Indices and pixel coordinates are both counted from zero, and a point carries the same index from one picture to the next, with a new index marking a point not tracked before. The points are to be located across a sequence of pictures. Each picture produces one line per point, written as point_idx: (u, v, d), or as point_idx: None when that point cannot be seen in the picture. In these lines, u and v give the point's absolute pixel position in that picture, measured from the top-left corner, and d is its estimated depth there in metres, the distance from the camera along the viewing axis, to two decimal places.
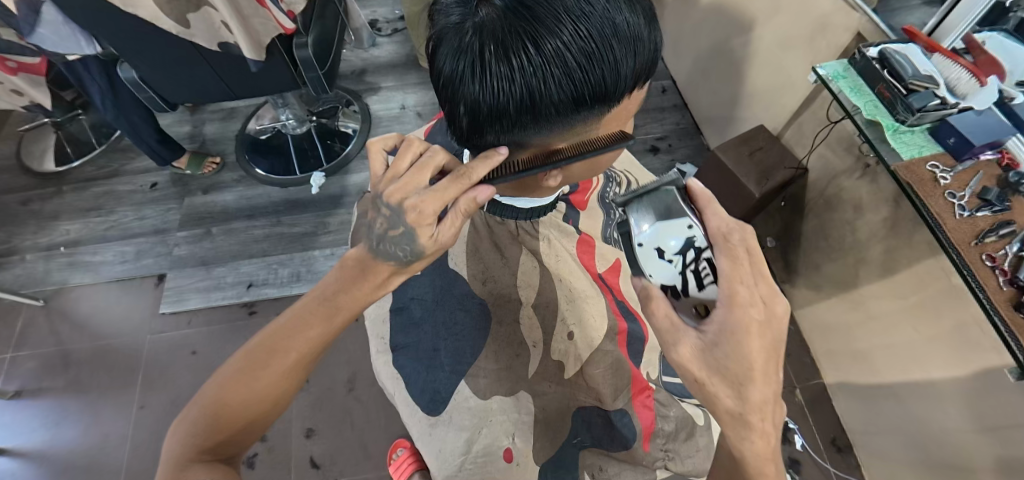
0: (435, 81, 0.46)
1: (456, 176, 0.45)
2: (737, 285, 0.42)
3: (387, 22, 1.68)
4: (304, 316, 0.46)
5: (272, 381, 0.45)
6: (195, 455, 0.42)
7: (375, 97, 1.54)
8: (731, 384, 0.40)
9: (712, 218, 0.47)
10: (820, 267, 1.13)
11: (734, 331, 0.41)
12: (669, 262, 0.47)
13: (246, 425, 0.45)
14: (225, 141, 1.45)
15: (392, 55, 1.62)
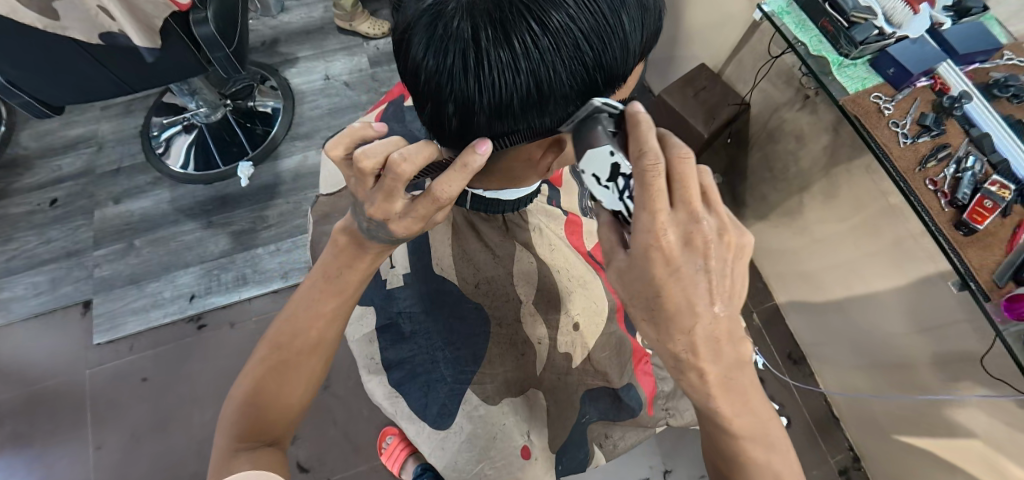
0: (416, 77, 0.40)
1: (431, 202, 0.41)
2: (654, 220, 0.34)
3: None
4: (315, 295, 0.49)
5: (299, 360, 0.48)
6: (235, 444, 0.44)
7: (293, 70, 1.39)
8: (647, 312, 0.38)
9: (635, 141, 0.36)
10: (766, 198, 1.18)
11: (649, 267, 0.35)
12: (604, 189, 0.38)
13: (279, 411, 0.47)
14: (128, 140, 1.27)
15: (305, 19, 1.45)
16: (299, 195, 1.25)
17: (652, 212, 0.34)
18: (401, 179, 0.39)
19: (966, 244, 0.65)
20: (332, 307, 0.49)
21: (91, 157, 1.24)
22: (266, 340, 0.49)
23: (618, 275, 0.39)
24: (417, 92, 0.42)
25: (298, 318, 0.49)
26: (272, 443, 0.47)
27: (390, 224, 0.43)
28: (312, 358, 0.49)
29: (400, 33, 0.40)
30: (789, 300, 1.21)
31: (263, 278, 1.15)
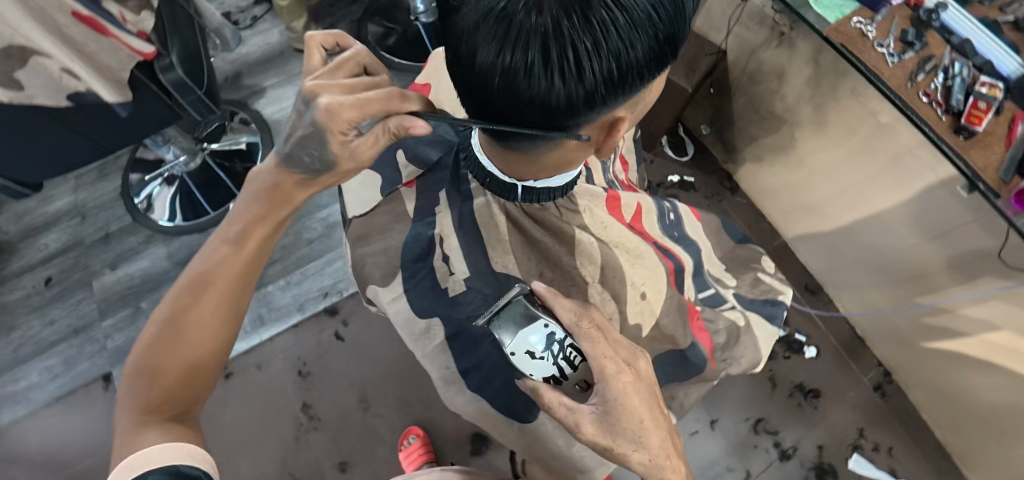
0: (486, 79, 0.39)
1: (390, 97, 0.39)
2: (602, 367, 0.45)
3: (241, 11, 1.44)
4: (209, 259, 0.46)
5: (205, 322, 0.45)
6: (142, 419, 0.41)
7: (263, 101, 1.36)
8: (630, 440, 0.46)
9: (562, 308, 0.48)
10: (757, 140, 1.20)
11: (625, 401, 0.45)
12: (541, 360, 0.46)
13: (189, 381, 0.44)
14: (111, 204, 1.23)
15: (263, 47, 1.41)
16: (299, 225, 1.23)
17: (599, 359, 0.45)
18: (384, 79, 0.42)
19: (966, 147, 0.66)
20: (235, 263, 0.47)
21: (76, 229, 1.20)
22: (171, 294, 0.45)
23: (597, 429, 0.46)
24: (486, 93, 0.41)
25: (199, 278, 0.46)
26: (184, 416, 0.44)
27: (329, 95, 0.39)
28: (223, 318, 0.47)
29: (460, 37, 0.39)
30: (795, 235, 1.24)
31: (280, 313, 1.17)
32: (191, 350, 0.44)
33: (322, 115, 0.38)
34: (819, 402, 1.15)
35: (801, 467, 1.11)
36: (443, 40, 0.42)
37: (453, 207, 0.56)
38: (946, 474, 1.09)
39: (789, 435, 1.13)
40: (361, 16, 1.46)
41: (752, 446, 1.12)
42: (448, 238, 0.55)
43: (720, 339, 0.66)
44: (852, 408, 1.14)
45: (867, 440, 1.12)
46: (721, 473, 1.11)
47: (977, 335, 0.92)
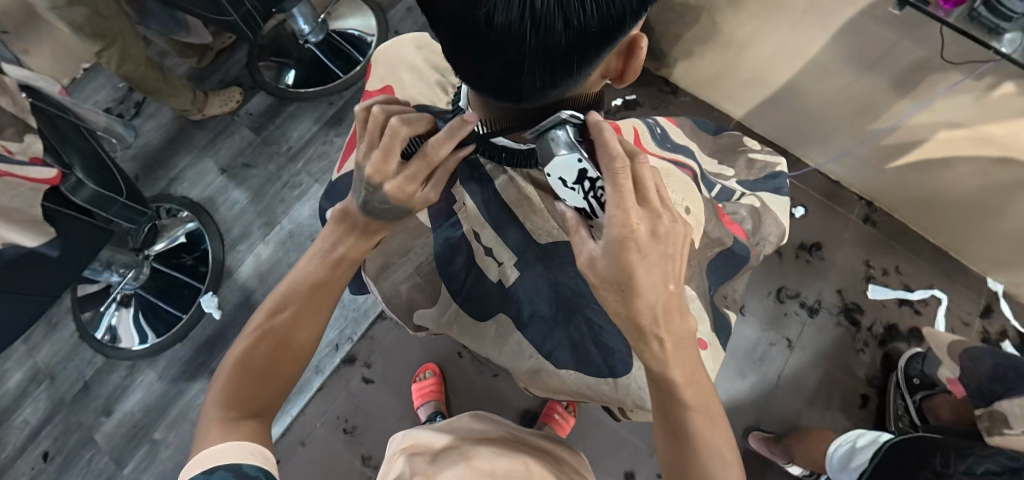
0: (511, 34, 0.35)
1: (426, 166, 0.44)
2: (627, 215, 0.39)
3: (120, 102, 1.30)
4: (308, 278, 0.55)
5: (298, 335, 0.55)
6: (225, 414, 0.51)
7: (185, 184, 1.26)
8: (615, 290, 0.41)
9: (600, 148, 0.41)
10: (682, 36, 1.21)
11: (624, 255, 0.40)
12: (573, 190, 0.45)
13: (265, 383, 0.54)
14: (75, 351, 1.13)
15: (160, 130, 1.29)
16: None
17: (624, 209, 0.39)
18: (399, 137, 0.43)
19: None
20: (324, 285, 0.56)
21: (50, 391, 1.10)
22: (274, 298, 0.56)
23: (591, 268, 0.42)
24: (511, 54, 0.37)
25: (299, 293, 0.55)
26: (259, 414, 0.53)
27: (389, 183, 0.45)
28: (311, 332, 0.56)
29: (466, 2, 0.34)
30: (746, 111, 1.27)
31: (301, 385, 1.12)
32: (281, 358, 0.54)
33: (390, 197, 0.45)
34: (823, 252, 1.22)
35: (831, 316, 1.18)
36: (441, 18, 0.38)
37: (474, 198, 0.60)
38: (951, 271, 1.18)
39: (810, 293, 1.19)
40: (248, 59, 1.36)
41: (783, 315, 1.18)
42: (484, 231, 0.60)
43: (748, 226, 0.67)
44: (854, 247, 1.22)
45: (875, 268, 1.20)
46: (766, 351, 1.16)
47: (923, 139, 0.98)
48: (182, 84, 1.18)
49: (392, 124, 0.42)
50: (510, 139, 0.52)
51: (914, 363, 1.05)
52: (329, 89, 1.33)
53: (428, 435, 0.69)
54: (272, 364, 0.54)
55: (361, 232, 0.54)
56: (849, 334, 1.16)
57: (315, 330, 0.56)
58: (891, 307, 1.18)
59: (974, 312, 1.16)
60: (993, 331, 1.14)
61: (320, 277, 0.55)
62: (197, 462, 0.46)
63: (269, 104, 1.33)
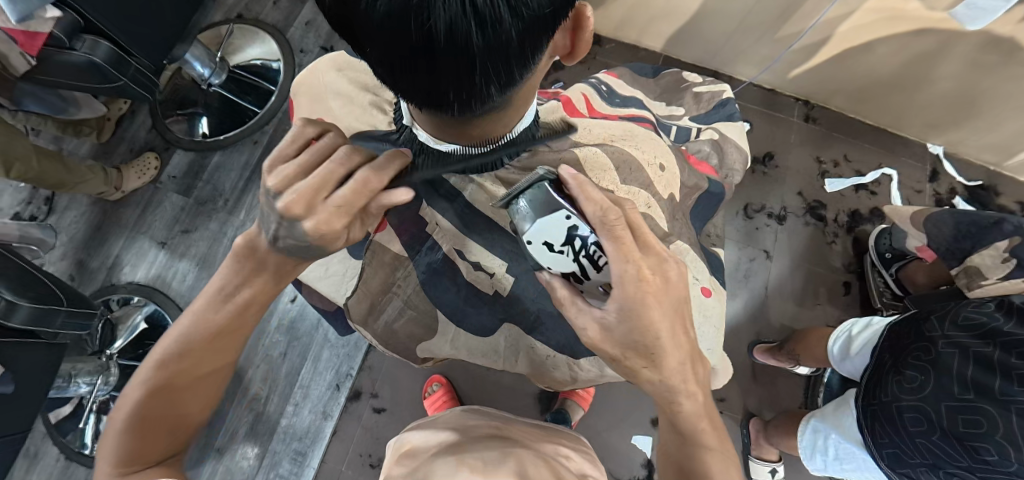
0: (460, 35, 0.34)
1: (361, 188, 0.43)
2: (635, 266, 0.43)
3: (28, 202, 1.19)
4: (203, 327, 0.52)
5: (200, 380, 0.53)
6: (122, 464, 0.49)
7: (128, 269, 1.17)
8: (637, 353, 0.46)
9: (588, 205, 0.43)
10: None
11: (638, 312, 0.43)
12: (561, 253, 0.46)
13: (168, 434, 0.52)
14: (66, 475, 1.05)
15: (79, 219, 1.19)
16: (265, 347, 1.12)
17: (629, 260, 0.43)
18: (331, 167, 0.43)
19: None
20: (227, 332, 0.53)
21: None
22: (166, 343, 0.52)
23: (604, 330, 0.46)
24: (463, 56, 0.35)
25: (196, 338, 0.51)
26: (161, 461, 0.52)
27: (309, 222, 0.44)
28: (216, 373, 0.54)
29: (407, 13, 0.33)
30: (669, 46, 1.26)
31: (313, 435, 1.09)
32: (187, 406, 0.53)
33: None
34: (775, 161, 1.25)
35: (798, 218, 1.22)
36: (379, 38, 0.36)
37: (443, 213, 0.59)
38: (893, 147, 1.25)
39: (774, 202, 1.23)
40: (152, 120, 1.26)
41: (754, 229, 1.21)
42: (468, 243, 0.60)
43: (714, 161, 0.67)
44: (803, 147, 1.26)
45: (827, 162, 1.25)
46: (748, 267, 1.19)
47: (828, 37, 1.01)
48: (86, 168, 1.08)
49: (329, 155, 0.43)
50: (460, 144, 0.51)
51: (883, 240, 1.10)
52: (248, 129, 1.25)
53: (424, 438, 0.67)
54: (175, 413, 0.52)
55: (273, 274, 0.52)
56: (818, 230, 1.21)
57: (218, 372, 0.54)
58: (850, 195, 1.23)
59: (923, 179, 1.23)
60: (943, 191, 1.22)
61: (222, 325, 0.52)
62: None
63: (191, 161, 1.24)
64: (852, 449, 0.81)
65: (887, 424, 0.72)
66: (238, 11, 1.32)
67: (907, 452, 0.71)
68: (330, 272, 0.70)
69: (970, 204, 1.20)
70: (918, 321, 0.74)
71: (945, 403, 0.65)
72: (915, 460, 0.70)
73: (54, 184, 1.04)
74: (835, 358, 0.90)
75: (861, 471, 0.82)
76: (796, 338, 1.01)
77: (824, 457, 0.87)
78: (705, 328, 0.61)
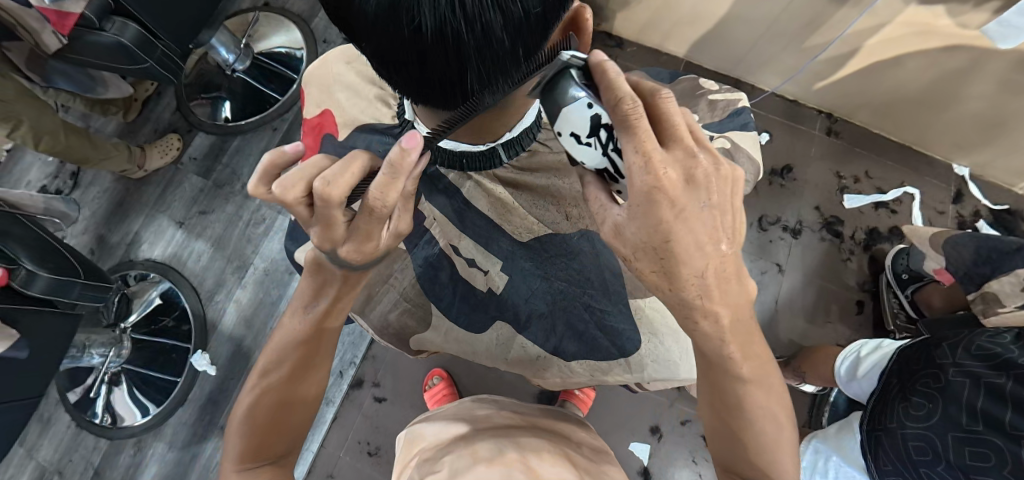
0: (449, 33, 0.35)
1: (371, 213, 0.40)
2: (652, 163, 0.37)
3: (55, 176, 1.23)
4: (296, 332, 0.54)
5: (300, 389, 0.56)
6: (243, 462, 0.54)
7: (146, 246, 1.20)
8: (658, 262, 0.41)
9: (607, 92, 0.37)
10: None
11: (655, 211, 0.38)
12: (587, 146, 0.41)
13: (273, 435, 0.55)
14: (76, 441, 1.09)
15: (102, 196, 1.23)
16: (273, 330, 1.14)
17: (644, 154, 0.36)
18: (332, 203, 0.39)
19: None
20: (315, 340, 0.55)
21: None
22: (272, 350, 0.55)
23: (618, 233, 0.41)
24: (454, 54, 0.36)
25: (290, 351, 0.54)
26: (276, 460, 0.57)
27: (343, 249, 0.44)
28: (312, 382, 0.57)
29: (397, 11, 0.34)
30: (691, 52, 1.24)
31: (314, 420, 1.10)
32: (291, 410, 0.56)
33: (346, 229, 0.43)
34: (794, 173, 1.23)
35: (814, 233, 1.19)
36: (373, 35, 0.37)
37: None
38: (916, 166, 1.22)
39: (790, 215, 1.20)
40: (177, 102, 1.29)
41: (768, 242, 1.19)
42: (462, 241, 0.64)
43: None
44: (823, 161, 1.23)
45: (847, 177, 1.22)
46: (759, 279, 1.17)
47: (855, 49, 0.99)
48: (111, 145, 1.11)
49: (318, 193, 0.38)
50: (462, 142, 0.55)
51: (901, 260, 1.08)
52: (268, 115, 1.27)
53: (434, 431, 0.67)
54: (278, 417, 0.55)
55: (341, 283, 0.51)
56: (834, 246, 1.19)
57: (314, 382, 0.57)
58: (869, 212, 1.20)
59: (946, 200, 1.20)
60: (967, 214, 1.19)
61: (309, 336, 0.54)
62: None
63: (212, 144, 1.27)
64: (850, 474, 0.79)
65: (891, 452, 0.71)
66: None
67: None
68: None
69: (994, 229, 1.17)
70: (927, 348, 0.72)
71: (952, 434, 0.63)
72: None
73: (79, 159, 1.07)
74: (842, 381, 0.88)
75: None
76: (803, 355, 1.00)
77: None
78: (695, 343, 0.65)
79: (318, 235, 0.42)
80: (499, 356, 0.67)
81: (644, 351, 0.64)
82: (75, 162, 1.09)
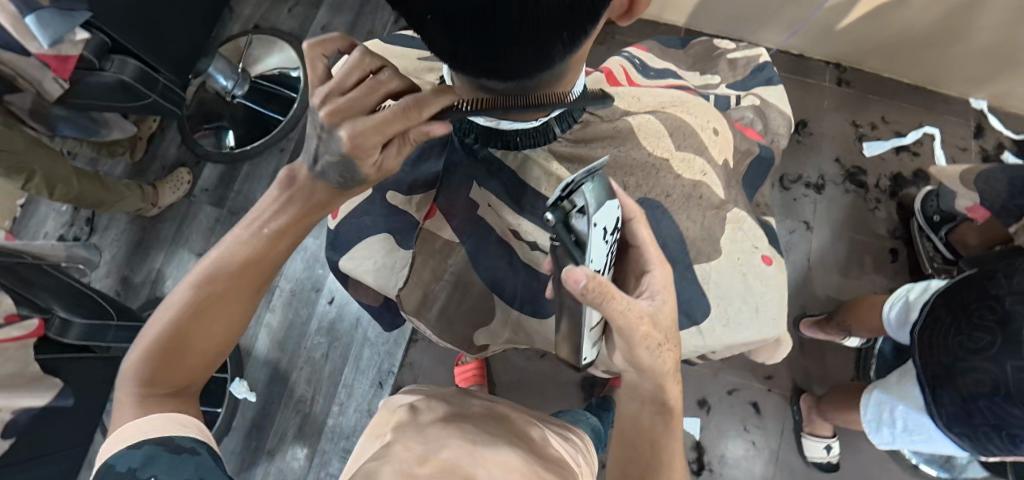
0: (537, 10, 0.28)
1: (403, 108, 0.39)
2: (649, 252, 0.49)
3: (70, 224, 1.23)
4: (237, 247, 0.50)
5: (227, 311, 0.49)
6: (145, 387, 0.46)
7: (170, 281, 1.19)
8: (664, 333, 0.48)
9: (628, 200, 0.48)
10: None
11: (668, 295, 0.48)
12: (606, 243, 0.44)
13: (180, 370, 0.48)
14: None
15: (121, 237, 1.22)
16: (307, 348, 1.14)
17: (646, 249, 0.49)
18: (382, 87, 0.41)
19: None
20: (259, 261, 0.50)
21: None
22: (203, 266, 0.49)
23: (653, 323, 0.46)
24: (532, 33, 0.30)
25: (229, 264, 0.49)
26: (185, 392, 0.48)
27: (347, 129, 0.41)
28: (244, 309, 0.51)
29: None
30: (690, 19, 1.22)
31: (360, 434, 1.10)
32: (207, 343, 0.49)
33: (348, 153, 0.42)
34: (809, 128, 1.21)
35: (838, 186, 1.17)
36: (431, 32, 0.33)
37: None
38: (932, 105, 1.19)
39: (811, 170, 1.19)
40: (181, 136, 1.29)
41: (792, 200, 1.17)
42: (521, 223, 0.59)
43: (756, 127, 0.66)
44: (837, 112, 1.21)
45: (864, 125, 1.20)
46: (788, 239, 1.15)
47: None
48: (124, 186, 1.12)
49: (383, 74, 0.41)
50: (515, 121, 0.51)
51: (930, 202, 1.06)
52: (273, 138, 1.27)
53: None
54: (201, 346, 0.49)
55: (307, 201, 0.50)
56: (859, 197, 1.17)
57: (240, 316, 0.51)
58: (890, 158, 1.18)
59: (967, 136, 1.17)
60: (990, 147, 1.16)
61: (257, 254, 0.50)
62: (134, 426, 0.42)
63: (222, 173, 1.26)
64: (920, 420, 0.77)
65: (948, 387, 0.69)
66: (255, 22, 1.34)
67: (972, 415, 0.67)
68: (379, 265, 0.66)
69: (1020, 159, 1.14)
70: (978, 278, 0.71)
71: (1010, 362, 0.62)
72: (977, 425, 0.67)
73: (94, 204, 1.07)
74: (885, 316, 0.87)
75: (933, 443, 0.77)
76: (844, 310, 0.98)
77: (891, 429, 0.81)
78: (761, 293, 0.60)
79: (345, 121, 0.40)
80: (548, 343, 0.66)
81: (713, 318, 0.60)
82: (90, 208, 1.10)
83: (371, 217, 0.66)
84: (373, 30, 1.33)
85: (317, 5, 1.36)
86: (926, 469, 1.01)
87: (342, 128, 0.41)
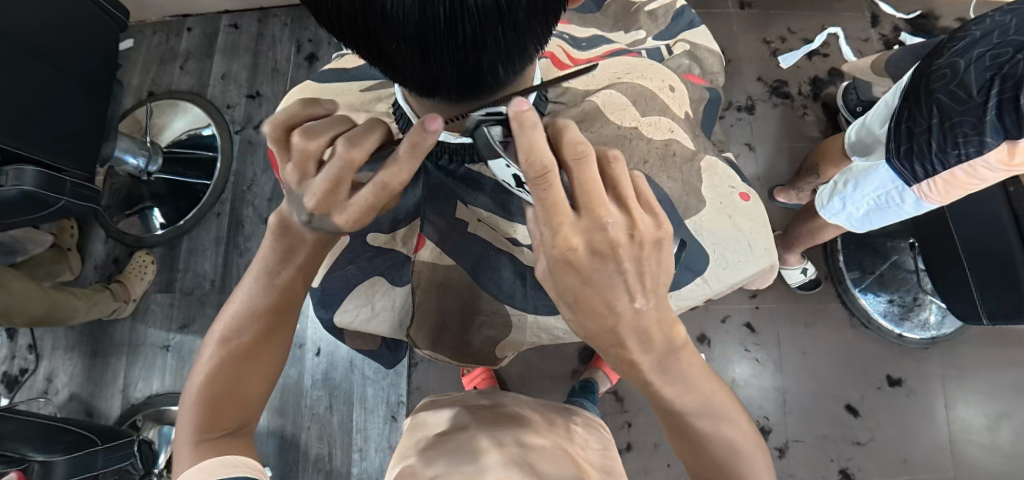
0: (515, 31, 0.27)
1: (381, 189, 0.38)
2: (562, 227, 0.35)
3: (12, 357, 1.12)
4: (260, 296, 0.50)
5: (259, 357, 0.52)
6: (201, 434, 0.49)
7: (138, 382, 1.11)
8: (570, 306, 0.39)
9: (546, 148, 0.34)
10: None
11: (564, 276, 0.37)
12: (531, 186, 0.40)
13: (232, 410, 0.51)
14: None
15: (71, 352, 1.13)
16: (308, 407, 1.10)
17: (563, 219, 0.35)
18: (352, 166, 0.37)
19: None
20: (278, 310, 0.51)
21: None
22: (234, 314, 0.51)
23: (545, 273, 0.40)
24: (508, 53, 0.29)
25: (253, 315, 0.51)
26: (237, 432, 0.52)
27: (340, 217, 0.41)
28: (273, 353, 0.53)
29: (457, 24, 0.25)
30: None
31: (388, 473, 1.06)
32: (252, 381, 0.52)
33: (336, 224, 0.42)
34: (726, 56, 1.25)
35: (766, 103, 1.23)
36: (399, 58, 0.29)
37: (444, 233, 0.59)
38: (828, 6, 1.27)
39: (738, 94, 1.23)
40: (104, 229, 1.20)
41: (729, 127, 1.22)
42: (517, 229, 0.60)
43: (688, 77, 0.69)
44: (747, 34, 1.26)
45: (774, 40, 1.26)
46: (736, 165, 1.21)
47: None
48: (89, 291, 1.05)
49: (341, 152, 0.36)
50: None
51: (850, 95, 1.11)
52: (205, 204, 1.19)
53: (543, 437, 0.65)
54: (242, 386, 0.51)
55: (309, 250, 0.48)
56: (788, 108, 1.23)
57: (271, 358, 0.53)
58: (805, 65, 1.24)
59: (865, 27, 1.25)
60: (888, 33, 1.25)
61: (273, 304, 0.50)
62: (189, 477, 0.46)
63: (161, 256, 1.18)
64: (877, 173, 0.75)
65: (912, 113, 0.67)
66: (148, 89, 1.26)
67: (920, 124, 0.66)
68: (377, 309, 0.65)
69: (916, 36, 1.23)
70: (948, 40, 0.67)
71: (962, 67, 0.61)
72: (932, 152, 0.64)
73: (56, 319, 1.00)
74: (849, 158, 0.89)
75: (881, 189, 0.75)
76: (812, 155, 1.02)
77: (845, 194, 0.80)
78: (753, 231, 0.63)
79: (315, 197, 0.39)
80: (560, 336, 0.66)
81: (714, 262, 0.61)
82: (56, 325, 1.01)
83: (359, 265, 0.64)
84: (278, 66, 1.26)
85: (210, 55, 1.27)
86: (910, 336, 1.09)
87: (329, 213, 0.40)
